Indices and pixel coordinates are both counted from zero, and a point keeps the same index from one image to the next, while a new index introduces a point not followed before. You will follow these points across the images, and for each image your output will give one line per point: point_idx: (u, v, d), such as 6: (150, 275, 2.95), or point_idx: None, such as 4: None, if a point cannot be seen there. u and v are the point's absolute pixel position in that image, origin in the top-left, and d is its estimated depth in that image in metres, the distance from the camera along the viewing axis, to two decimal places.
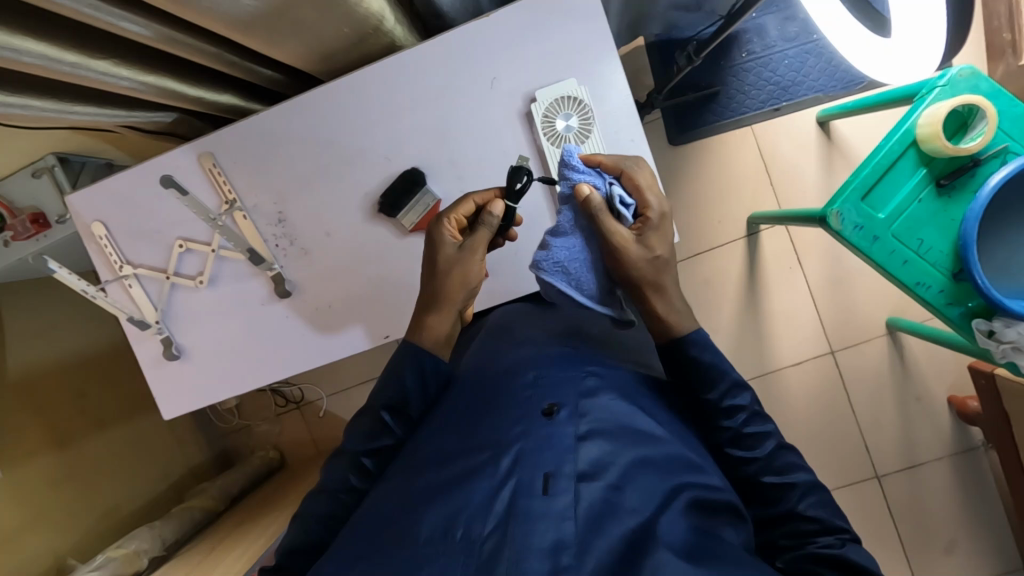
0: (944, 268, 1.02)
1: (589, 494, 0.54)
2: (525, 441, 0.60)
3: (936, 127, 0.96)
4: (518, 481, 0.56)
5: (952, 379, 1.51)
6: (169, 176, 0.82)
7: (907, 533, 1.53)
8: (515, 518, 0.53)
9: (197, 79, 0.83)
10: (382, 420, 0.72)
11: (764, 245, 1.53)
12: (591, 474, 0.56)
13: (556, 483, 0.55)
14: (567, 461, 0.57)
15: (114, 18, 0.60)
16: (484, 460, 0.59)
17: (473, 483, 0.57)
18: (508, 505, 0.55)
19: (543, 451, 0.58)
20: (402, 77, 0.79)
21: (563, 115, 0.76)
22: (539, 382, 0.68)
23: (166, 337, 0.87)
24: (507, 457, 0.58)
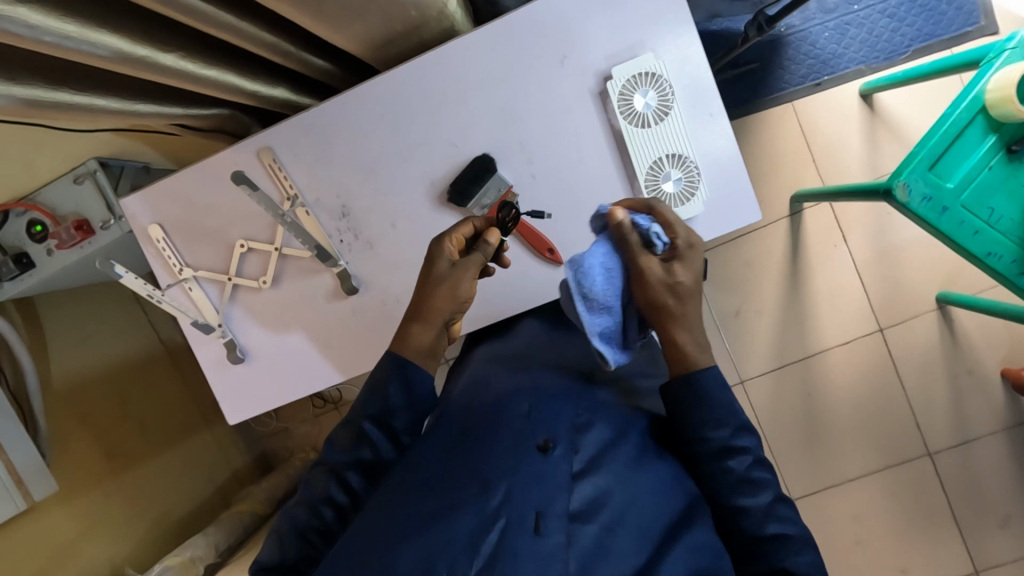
0: (1016, 237, 0.99)
1: (581, 535, 0.58)
2: (513, 478, 0.58)
3: (1007, 91, 0.93)
4: (509, 518, 0.55)
5: (1004, 352, 1.48)
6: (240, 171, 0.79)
7: (961, 510, 1.51)
8: (504, 558, 0.53)
9: (255, 72, 0.80)
10: (365, 431, 0.68)
11: (808, 223, 1.50)
12: (582, 515, 0.59)
13: (547, 523, 0.55)
14: (558, 501, 0.57)
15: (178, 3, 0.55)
16: (472, 494, 0.56)
17: (458, 517, 0.54)
18: (495, 545, 0.53)
19: (532, 488, 0.58)
20: (468, 61, 0.76)
21: (641, 91, 0.73)
22: (533, 415, 0.68)
23: (230, 341, 0.85)
24: (497, 495, 0.56)
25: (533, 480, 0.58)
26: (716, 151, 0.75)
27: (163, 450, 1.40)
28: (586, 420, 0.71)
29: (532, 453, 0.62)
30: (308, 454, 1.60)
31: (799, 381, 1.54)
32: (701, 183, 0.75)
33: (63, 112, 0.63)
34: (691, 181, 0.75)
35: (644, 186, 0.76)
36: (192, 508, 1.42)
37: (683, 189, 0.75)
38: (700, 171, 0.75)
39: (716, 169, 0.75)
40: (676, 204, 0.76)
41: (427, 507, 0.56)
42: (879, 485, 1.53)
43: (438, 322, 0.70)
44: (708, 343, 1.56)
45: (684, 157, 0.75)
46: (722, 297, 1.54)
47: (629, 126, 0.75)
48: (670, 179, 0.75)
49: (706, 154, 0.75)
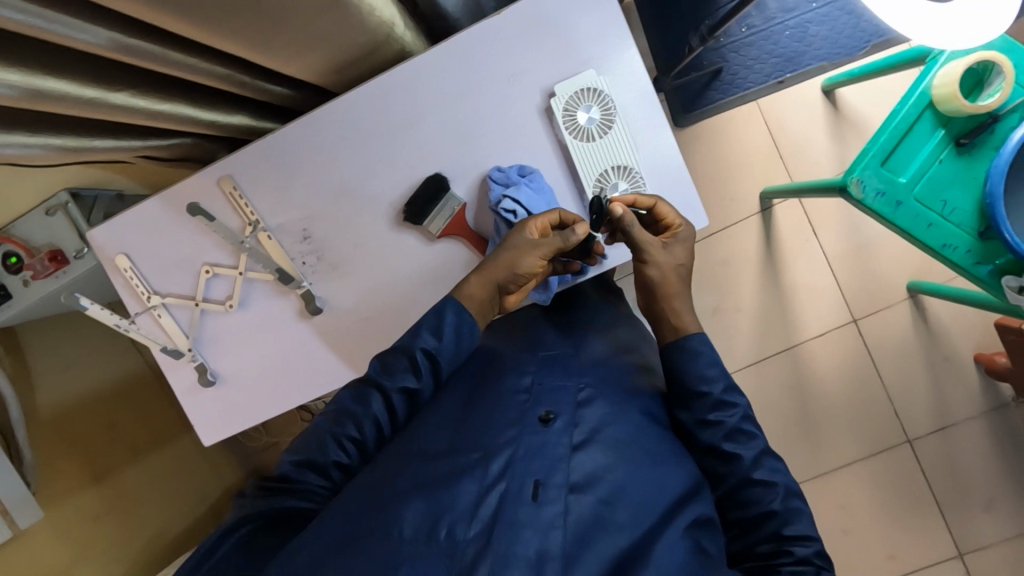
0: (970, 228, 1.01)
1: (577, 506, 0.63)
2: (515, 447, 0.67)
3: (953, 87, 0.95)
4: (509, 485, 0.63)
5: (978, 338, 1.50)
6: (196, 203, 0.83)
7: (943, 493, 1.50)
8: (501, 525, 0.60)
9: (212, 102, 0.82)
10: (416, 358, 0.71)
11: (779, 219, 1.52)
12: (580, 487, 0.65)
13: (545, 492, 0.63)
14: (558, 473, 0.64)
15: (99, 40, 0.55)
16: (475, 461, 0.66)
17: (462, 484, 0.63)
18: (493, 511, 0.61)
19: (532, 459, 0.66)
20: (419, 83, 0.78)
21: (584, 106, 0.76)
22: (534, 390, 0.75)
23: (200, 364, 0.86)
24: (497, 463, 0.65)
25: (533, 454, 0.66)
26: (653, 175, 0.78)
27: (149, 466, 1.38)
28: (588, 396, 0.75)
29: (534, 425, 0.69)
30: None
31: (778, 374, 1.56)
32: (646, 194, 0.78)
33: (18, 153, 0.65)
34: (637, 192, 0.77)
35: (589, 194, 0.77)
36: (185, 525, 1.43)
37: (629, 200, 0.77)
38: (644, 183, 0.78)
39: (662, 183, 0.78)
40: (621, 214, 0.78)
41: (444, 472, 0.65)
42: (862, 473, 1.54)
43: (492, 283, 0.73)
44: None
45: (630, 168, 0.77)
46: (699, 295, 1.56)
47: (575, 140, 0.77)
48: (617, 189, 0.77)
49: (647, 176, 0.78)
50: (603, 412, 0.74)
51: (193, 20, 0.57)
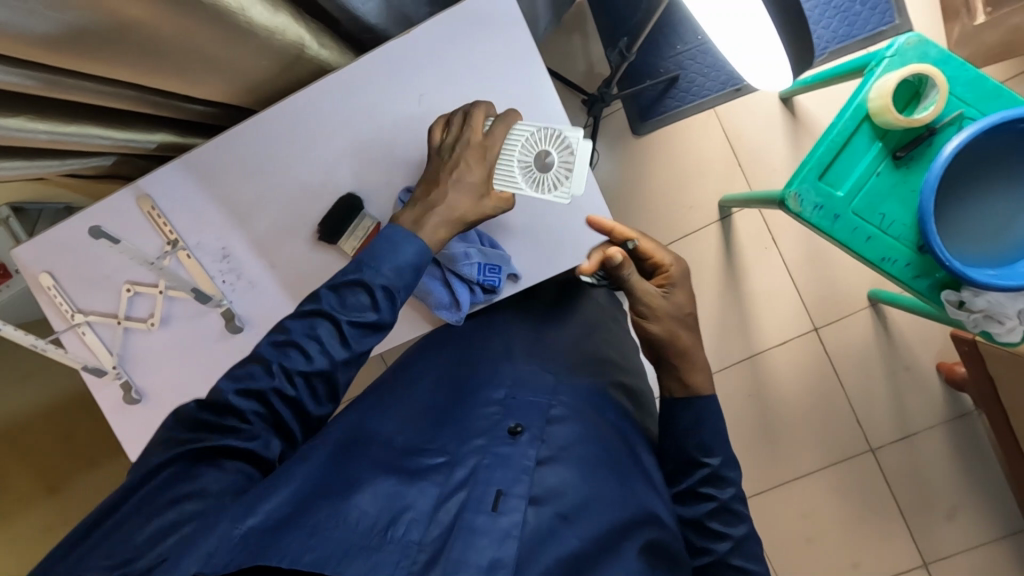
0: (909, 241, 0.99)
1: (536, 517, 0.63)
2: (480, 458, 0.67)
3: (886, 100, 0.94)
4: (470, 494, 0.63)
5: (939, 346, 1.49)
6: (99, 227, 0.80)
7: (906, 503, 1.49)
8: (458, 532, 0.59)
9: (126, 121, 0.80)
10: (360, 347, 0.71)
11: (738, 227, 1.51)
12: (539, 499, 0.65)
13: (505, 502, 0.62)
14: (518, 485, 0.64)
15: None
16: (442, 471, 0.66)
17: (421, 486, 0.64)
18: (452, 517, 0.61)
19: (496, 470, 0.66)
20: (332, 103, 0.79)
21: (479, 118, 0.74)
22: (508, 401, 0.76)
23: (126, 381, 0.87)
24: (462, 471, 0.66)
25: (499, 464, 0.67)
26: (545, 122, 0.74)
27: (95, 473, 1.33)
28: (560, 412, 0.75)
29: (502, 438, 0.70)
30: None
31: (741, 383, 1.55)
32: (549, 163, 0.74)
33: None
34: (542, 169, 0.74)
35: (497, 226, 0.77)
36: None
37: (559, 169, 0.74)
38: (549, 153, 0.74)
39: (551, 143, 0.74)
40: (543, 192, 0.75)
41: (405, 476, 0.65)
42: (824, 483, 1.52)
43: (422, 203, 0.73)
44: None
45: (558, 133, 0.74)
46: None
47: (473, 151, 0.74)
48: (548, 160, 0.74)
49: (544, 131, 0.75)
50: (571, 432, 0.73)
51: (86, 53, 0.58)
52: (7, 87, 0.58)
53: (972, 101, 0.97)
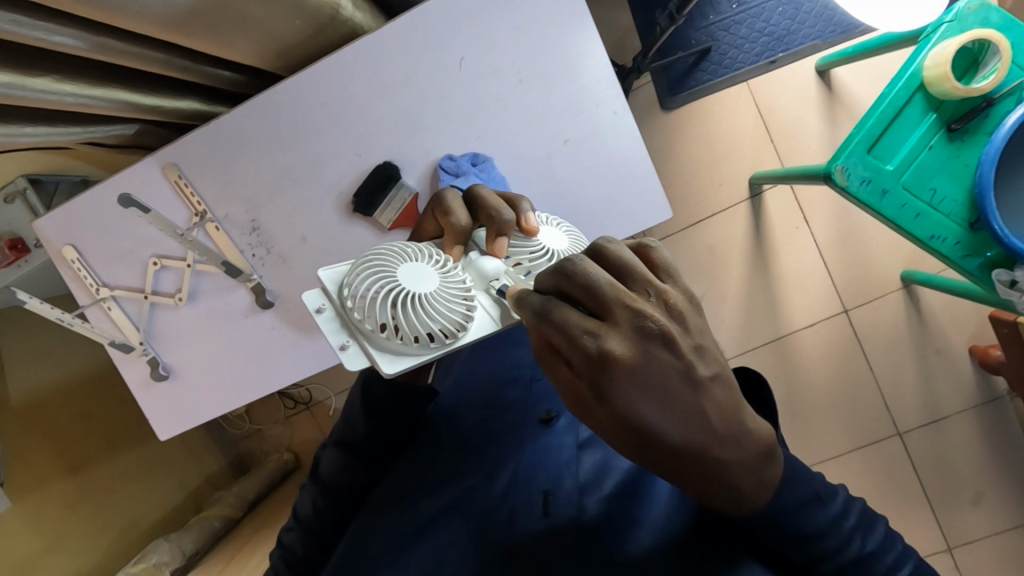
0: (960, 218, 0.95)
1: (593, 505, 0.56)
2: (520, 458, 0.61)
3: (944, 68, 0.89)
4: (515, 505, 0.57)
5: (972, 330, 1.45)
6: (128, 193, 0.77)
7: (933, 489, 1.45)
8: (513, 542, 0.54)
9: (153, 86, 0.77)
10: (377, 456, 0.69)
11: (768, 205, 1.47)
12: (590, 486, 0.57)
13: (555, 503, 0.56)
14: (564, 480, 0.58)
15: (43, 32, 0.53)
16: (480, 481, 0.60)
17: (465, 509, 0.58)
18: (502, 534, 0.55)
19: (539, 468, 0.60)
20: (365, 65, 0.75)
21: (404, 318, 0.49)
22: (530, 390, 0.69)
23: (152, 358, 0.84)
24: (502, 479, 0.60)
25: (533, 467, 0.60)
26: (345, 290, 0.51)
27: (127, 447, 1.40)
28: None
29: (536, 428, 0.64)
30: (282, 455, 1.57)
31: (768, 366, 1.50)
32: (432, 310, 0.49)
33: None
34: (446, 277, 0.52)
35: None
36: (161, 516, 1.41)
37: (408, 320, 0.49)
38: (413, 290, 0.50)
39: (396, 323, 0.49)
40: (470, 321, 0.51)
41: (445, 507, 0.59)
42: (850, 466, 1.48)
43: None
44: None
45: (352, 335, 0.51)
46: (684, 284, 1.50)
47: (468, 318, 0.51)
48: (415, 320, 0.49)
49: (354, 277, 0.51)
50: None
51: (124, 11, 0.54)
52: (62, 49, 0.57)
53: None
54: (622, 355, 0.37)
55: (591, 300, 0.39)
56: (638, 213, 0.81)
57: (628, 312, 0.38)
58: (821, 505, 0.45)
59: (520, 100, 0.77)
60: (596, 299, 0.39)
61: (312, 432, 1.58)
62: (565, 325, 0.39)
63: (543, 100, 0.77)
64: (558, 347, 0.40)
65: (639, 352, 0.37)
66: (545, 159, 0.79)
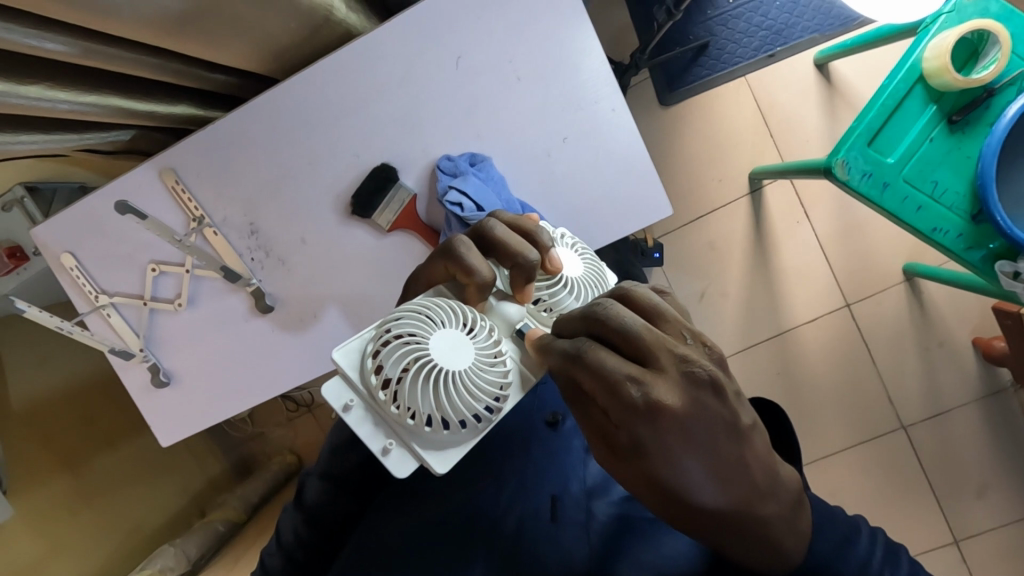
0: (962, 210, 0.95)
1: (601, 511, 0.57)
2: (529, 461, 0.62)
3: (943, 59, 0.89)
4: (524, 507, 0.58)
5: (975, 322, 1.45)
6: (125, 201, 0.77)
7: (939, 482, 1.45)
8: (524, 545, 0.55)
9: (148, 91, 0.76)
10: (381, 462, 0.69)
11: (769, 200, 1.46)
12: (599, 490, 0.59)
13: (563, 506, 0.58)
14: (573, 483, 0.59)
15: (35, 40, 0.53)
16: (487, 484, 0.60)
17: (474, 511, 0.59)
18: (513, 539, 0.56)
19: (547, 471, 0.61)
20: (362, 65, 0.75)
21: (445, 406, 0.46)
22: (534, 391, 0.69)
23: (153, 365, 0.84)
24: (510, 482, 0.60)
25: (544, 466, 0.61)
26: (374, 381, 0.47)
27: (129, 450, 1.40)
28: None
29: (542, 431, 0.64)
30: (285, 457, 1.57)
31: (771, 362, 1.49)
32: (472, 390, 0.46)
33: None
34: (477, 343, 0.49)
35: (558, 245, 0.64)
36: (165, 520, 1.40)
37: (450, 408, 0.46)
38: (447, 369, 0.46)
39: (439, 414, 0.46)
40: (511, 389, 0.49)
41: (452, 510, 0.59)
42: (854, 460, 1.48)
43: None
44: None
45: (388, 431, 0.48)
46: (685, 281, 1.50)
47: (508, 386, 0.49)
48: (457, 407, 0.46)
49: (380, 364, 0.47)
50: None
51: (117, 15, 0.54)
52: (54, 56, 0.56)
53: None
54: (674, 406, 0.37)
55: (628, 347, 0.39)
56: (640, 211, 0.81)
57: (672, 358, 0.38)
58: (828, 505, 0.44)
59: (518, 98, 0.77)
60: (632, 343, 0.39)
61: (315, 434, 1.58)
62: (602, 369, 0.38)
63: (541, 98, 0.76)
64: (592, 393, 0.39)
65: (689, 400, 0.38)
66: (544, 158, 0.78)
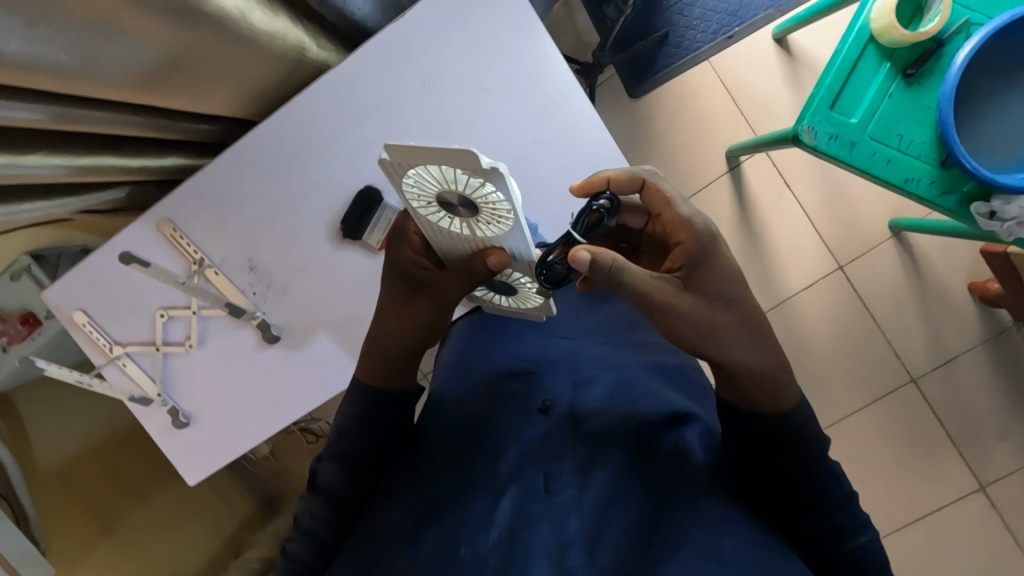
0: (931, 158, 0.97)
1: (591, 487, 0.59)
2: (521, 445, 0.64)
3: (889, 18, 0.93)
4: (519, 488, 0.58)
5: (968, 266, 1.46)
6: (129, 253, 0.82)
7: (956, 429, 1.46)
8: (521, 525, 0.55)
9: (138, 148, 0.80)
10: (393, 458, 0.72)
11: (749, 175, 1.50)
12: (588, 467, 0.61)
13: (557, 482, 0.59)
14: (565, 462, 0.61)
15: (28, 113, 0.56)
16: (483, 466, 0.62)
17: (474, 499, 0.59)
18: (508, 515, 0.56)
19: (538, 453, 0.62)
20: (337, 97, 0.79)
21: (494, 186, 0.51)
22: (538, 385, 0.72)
23: (172, 407, 0.87)
24: (505, 464, 0.62)
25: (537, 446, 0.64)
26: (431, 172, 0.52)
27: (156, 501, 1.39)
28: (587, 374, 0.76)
29: (535, 416, 0.68)
30: None
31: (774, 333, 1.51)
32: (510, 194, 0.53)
33: None
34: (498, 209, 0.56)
35: (524, 282, 0.70)
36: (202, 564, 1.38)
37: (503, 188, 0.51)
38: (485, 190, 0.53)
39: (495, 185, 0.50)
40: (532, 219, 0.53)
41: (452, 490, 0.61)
42: (870, 419, 1.49)
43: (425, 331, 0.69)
44: None
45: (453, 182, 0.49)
46: None
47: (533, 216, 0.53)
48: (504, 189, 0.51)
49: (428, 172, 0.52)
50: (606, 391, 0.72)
51: (103, 81, 0.57)
52: (47, 126, 0.60)
53: (976, 8, 0.96)
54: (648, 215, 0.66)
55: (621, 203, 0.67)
56: None
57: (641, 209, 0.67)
58: None
59: (486, 108, 0.80)
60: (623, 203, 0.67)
61: None
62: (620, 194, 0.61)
63: (508, 105, 0.80)
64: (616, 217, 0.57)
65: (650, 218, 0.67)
66: (519, 160, 0.81)
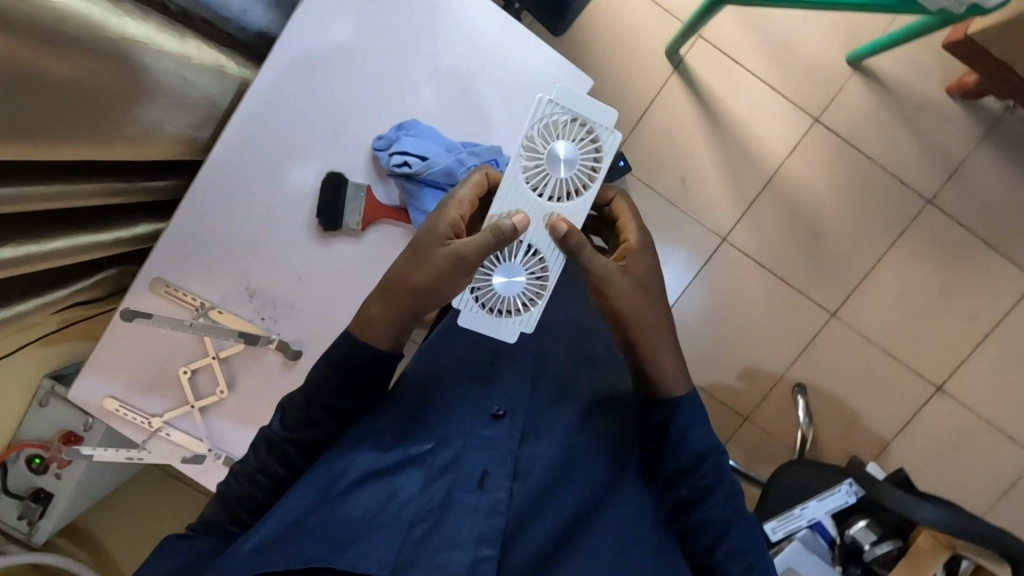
0: None
1: (520, 491, 0.63)
2: (462, 444, 0.63)
3: None
4: (456, 477, 0.61)
5: (942, 71, 1.42)
6: (129, 309, 0.83)
7: (985, 230, 1.43)
8: (449, 509, 0.58)
9: (107, 221, 0.82)
10: None
11: (695, 66, 1.46)
12: (521, 475, 0.64)
13: (491, 480, 0.61)
14: (502, 461, 0.63)
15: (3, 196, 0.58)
16: (423, 450, 0.63)
17: (404, 473, 0.62)
18: (439, 499, 0.60)
19: (479, 450, 0.63)
20: (272, 102, 0.81)
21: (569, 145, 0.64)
22: None
23: (226, 457, 0.87)
24: (444, 453, 0.63)
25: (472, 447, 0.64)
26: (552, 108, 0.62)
27: None
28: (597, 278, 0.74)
29: (484, 420, 0.66)
30: None
31: (779, 209, 1.47)
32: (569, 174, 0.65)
33: None
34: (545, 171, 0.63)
35: (534, 270, 0.65)
36: None
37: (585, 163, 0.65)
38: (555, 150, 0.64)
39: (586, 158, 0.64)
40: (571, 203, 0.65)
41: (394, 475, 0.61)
42: (901, 254, 1.45)
43: None
44: (677, 227, 1.49)
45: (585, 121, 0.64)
46: (659, 177, 1.48)
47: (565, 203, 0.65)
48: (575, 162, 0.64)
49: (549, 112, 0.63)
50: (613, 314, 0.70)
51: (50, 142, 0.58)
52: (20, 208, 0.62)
53: None
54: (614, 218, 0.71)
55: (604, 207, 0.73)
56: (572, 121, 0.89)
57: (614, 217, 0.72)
58: None
59: (413, 56, 0.84)
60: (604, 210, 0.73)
61: None
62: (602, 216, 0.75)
63: (429, 46, 0.85)
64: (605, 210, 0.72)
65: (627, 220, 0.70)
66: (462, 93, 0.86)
